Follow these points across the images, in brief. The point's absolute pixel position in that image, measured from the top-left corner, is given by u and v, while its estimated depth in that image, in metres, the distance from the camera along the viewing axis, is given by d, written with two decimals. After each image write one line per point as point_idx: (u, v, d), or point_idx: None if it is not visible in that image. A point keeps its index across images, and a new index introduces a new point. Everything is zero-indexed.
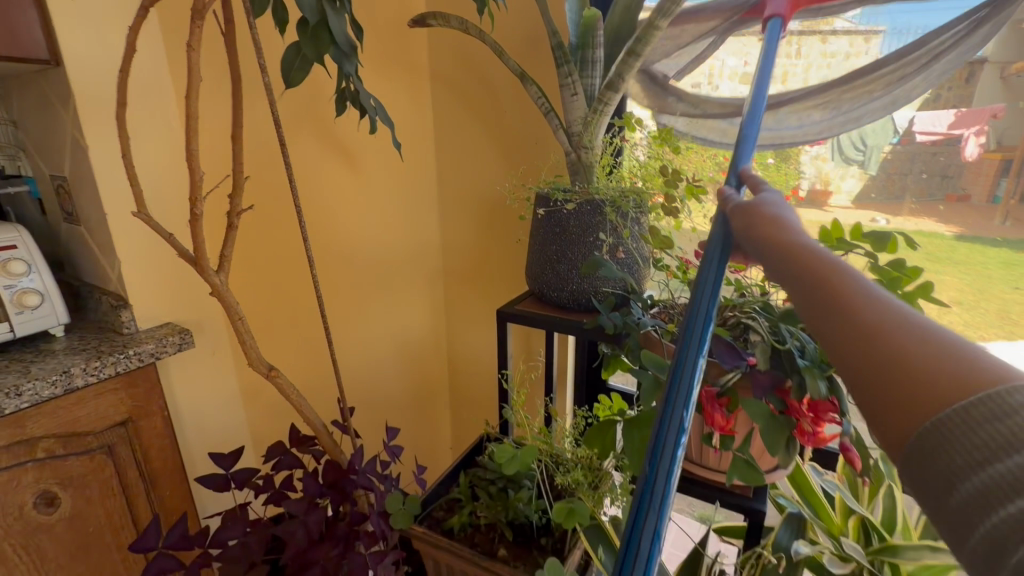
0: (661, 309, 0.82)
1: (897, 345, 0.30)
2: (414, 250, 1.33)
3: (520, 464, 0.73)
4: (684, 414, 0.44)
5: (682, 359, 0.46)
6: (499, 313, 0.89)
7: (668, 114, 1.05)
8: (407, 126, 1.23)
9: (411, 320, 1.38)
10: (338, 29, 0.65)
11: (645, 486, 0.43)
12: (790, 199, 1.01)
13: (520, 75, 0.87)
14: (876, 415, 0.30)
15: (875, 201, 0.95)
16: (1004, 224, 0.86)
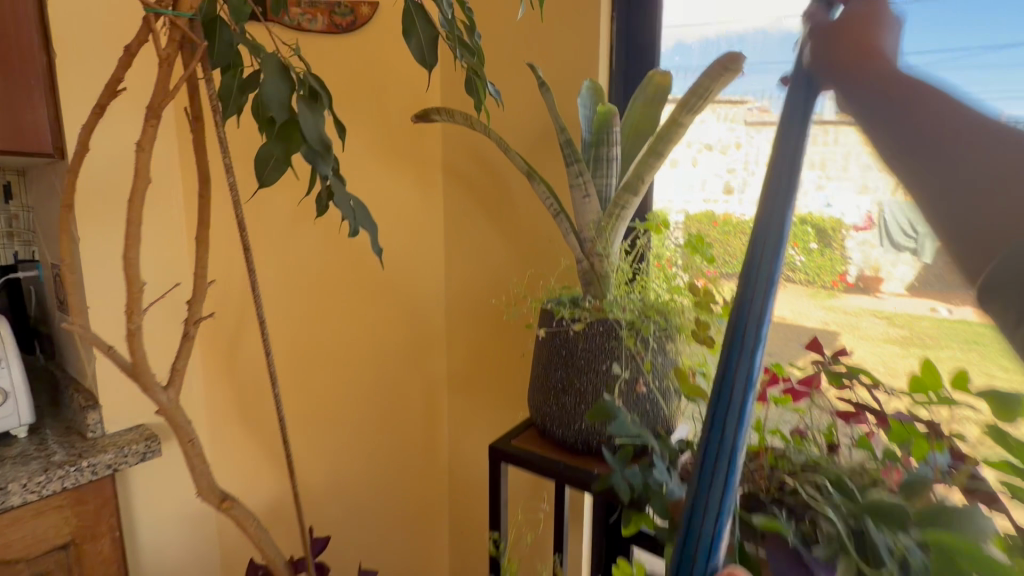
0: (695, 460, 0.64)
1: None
2: (415, 351, 1.20)
3: None
4: (748, 383, 0.40)
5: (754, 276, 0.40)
6: (492, 450, 0.73)
7: (706, 202, 0.90)
8: (416, 220, 1.16)
9: (407, 429, 1.22)
10: (310, 127, 0.57)
11: (696, 499, 0.39)
12: (836, 285, 0.84)
13: (526, 172, 0.77)
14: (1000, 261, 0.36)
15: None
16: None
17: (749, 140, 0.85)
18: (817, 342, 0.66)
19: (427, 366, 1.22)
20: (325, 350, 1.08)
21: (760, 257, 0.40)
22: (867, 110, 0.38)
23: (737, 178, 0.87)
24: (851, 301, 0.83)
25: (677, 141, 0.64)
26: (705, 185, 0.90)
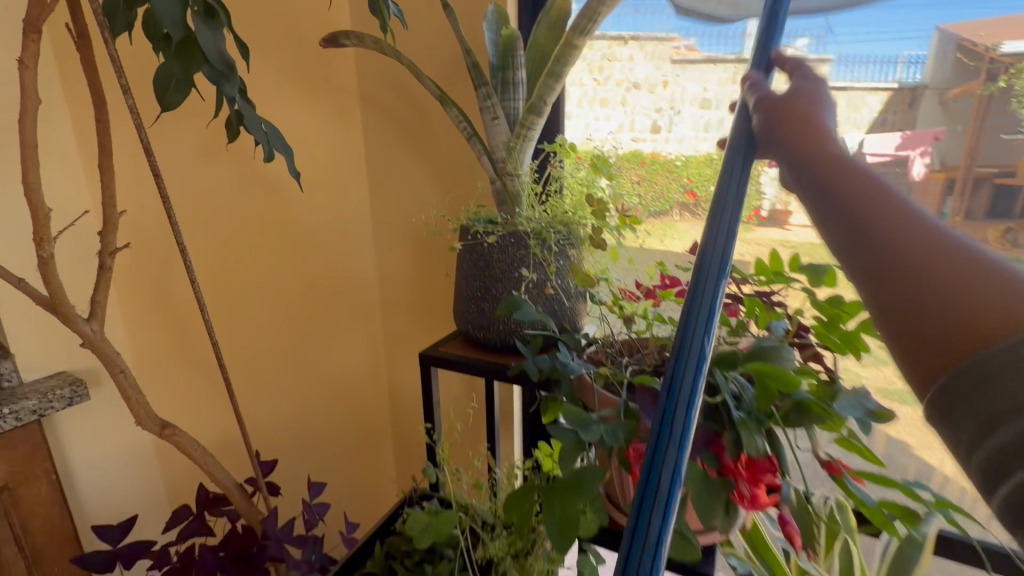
0: (599, 350, 0.75)
1: (941, 263, 0.35)
2: (347, 286, 1.23)
3: (434, 534, 0.64)
4: (692, 399, 0.37)
5: (696, 303, 0.39)
6: (422, 357, 0.80)
7: (634, 139, 0.98)
8: (337, 155, 1.15)
9: (346, 360, 1.27)
10: (210, 44, 0.57)
11: (637, 515, 0.35)
12: (751, 220, 0.90)
13: (439, 96, 0.80)
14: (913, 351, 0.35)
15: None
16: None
17: (675, 78, 0.93)
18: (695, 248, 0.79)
19: (360, 301, 1.25)
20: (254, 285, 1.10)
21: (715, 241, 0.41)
22: (811, 171, 0.42)
23: (663, 118, 0.95)
24: (764, 234, 0.90)
25: (574, 63, 0.69)
26: (634, 124, 0.97)
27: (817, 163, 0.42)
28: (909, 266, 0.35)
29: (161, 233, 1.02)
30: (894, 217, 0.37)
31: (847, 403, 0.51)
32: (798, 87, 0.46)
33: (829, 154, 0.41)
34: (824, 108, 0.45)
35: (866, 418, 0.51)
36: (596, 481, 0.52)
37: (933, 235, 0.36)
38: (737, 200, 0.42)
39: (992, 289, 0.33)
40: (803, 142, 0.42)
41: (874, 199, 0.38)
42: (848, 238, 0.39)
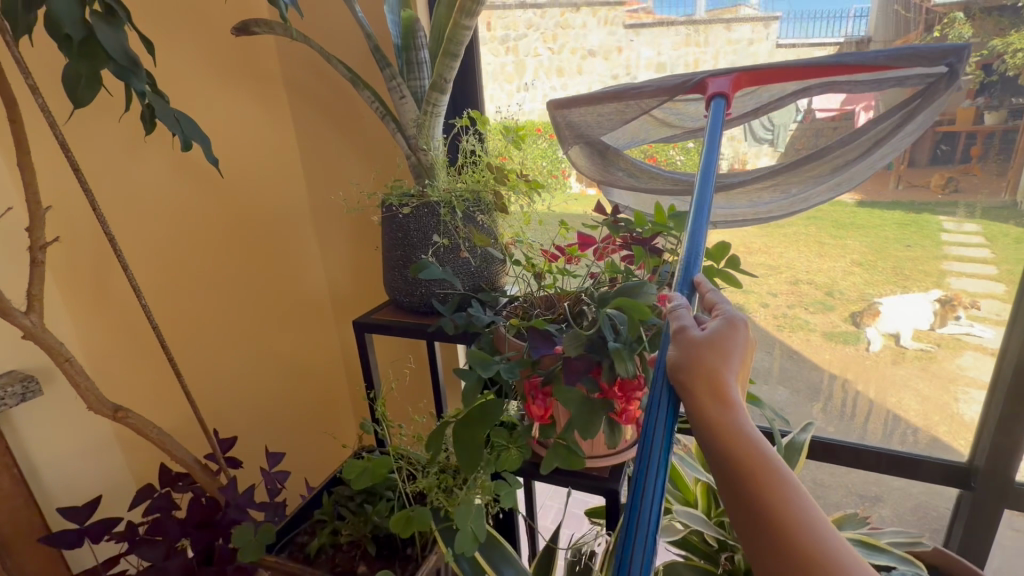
0: (524, 300, 0.83)
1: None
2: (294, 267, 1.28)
3: (370, 476, 0.72)
4: None
5: (637, 506, 0.45)
6: (355, 325, 0.86)
7: None
8: (266, 141, 1.18)
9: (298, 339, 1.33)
10: (111, 42, 0.61)
11: None
12: None
13: (351, 78, 0.84)
14: None
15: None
16: (898, 189, 0.89)
17: (629, 44, 1.00)
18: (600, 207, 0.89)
19: (305, 282, 1.30)
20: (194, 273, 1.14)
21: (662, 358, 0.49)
22: (715, 444, 0.43)
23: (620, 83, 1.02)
24: None
25: (467, 42, 0.74)
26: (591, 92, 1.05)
27: (715, 418, 0.43)
28: (793, 563, 0.37)
29: (95, 229, 1.05)
30: (776, 506, 0.39)
31: None
32: (718, 328, 0.48)
33: (725, 425, 0.43)
34: (731, 356, 0.46)
35: None
36: (497, 411, 0.61)
37: (805, 525, 0.38)
38: (663, 418, 0.47)
39: None
40: (702, 404, 0.44)
41: (758, 479, 0.40)
42: (740, 521, 0.41)
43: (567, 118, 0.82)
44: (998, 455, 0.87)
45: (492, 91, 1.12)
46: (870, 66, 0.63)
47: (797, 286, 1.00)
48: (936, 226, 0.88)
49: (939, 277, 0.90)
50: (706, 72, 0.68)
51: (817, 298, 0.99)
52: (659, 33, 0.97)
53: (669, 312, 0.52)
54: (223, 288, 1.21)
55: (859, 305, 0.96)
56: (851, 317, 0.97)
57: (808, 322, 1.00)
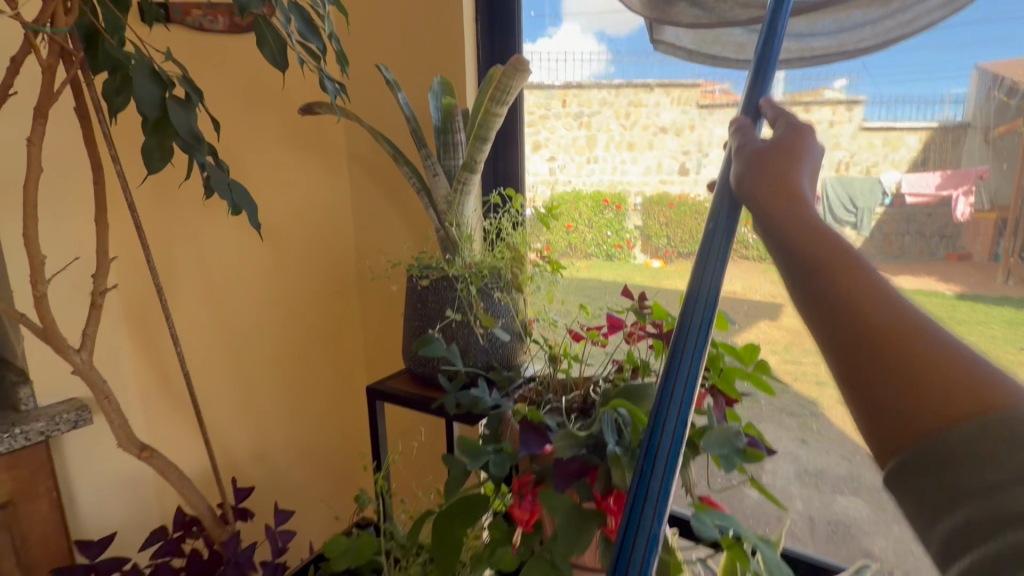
0: (540, 384, 0.79)
1: (918, 339, 0.35)
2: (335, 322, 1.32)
3: (352, 559, 0.68)
4: (674, 448, 0.40)
5: (679, 356, 0.42)
6: (369, 390, 0.86)
7: (661, 180, 1.00)
8: (323, 205, 1.27)
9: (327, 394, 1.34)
10: (179, 121, 0.69)
11: (620, 553, 0.37)
12: None
13: (393, 155, 0.89)
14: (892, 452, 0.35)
15: (876, 261, 0.84)
16: (1009, 284, 0.76)
17: (703, 122, 0.95)
18: (627, 289, 0.85)
19: (343, 338, 1.35)
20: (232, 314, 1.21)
21: (699, 289, 0.43)
22: (776, 233, 0.43)
23: (691, 159, 0.97)
24: None
25: (496, 127, 0.78)
26: (660, 167, 1.00)
27: (814, 242, 0.41)
28: (874, 337, 0.36)
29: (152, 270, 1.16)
30: (861, 284, 0.38)
31: (714, 440, 0.54)
32: (784, 133, 0.48)
33: (801, 214, 0.42)
34: (804, 165, 0.46)
35: (731, 453, 0.54)
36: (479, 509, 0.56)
37: (912, 324, 0.36)
38: (724, 234, 0.45)
39: (963, 371, 0.34)
40: (770, 207, 0.43)
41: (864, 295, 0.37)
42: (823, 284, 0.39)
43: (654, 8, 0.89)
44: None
45: (562, 161, 1.11)
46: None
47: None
48: None
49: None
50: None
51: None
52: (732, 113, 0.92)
53: (733, 130, 0.49)
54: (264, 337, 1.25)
55: None
56: None
57: None
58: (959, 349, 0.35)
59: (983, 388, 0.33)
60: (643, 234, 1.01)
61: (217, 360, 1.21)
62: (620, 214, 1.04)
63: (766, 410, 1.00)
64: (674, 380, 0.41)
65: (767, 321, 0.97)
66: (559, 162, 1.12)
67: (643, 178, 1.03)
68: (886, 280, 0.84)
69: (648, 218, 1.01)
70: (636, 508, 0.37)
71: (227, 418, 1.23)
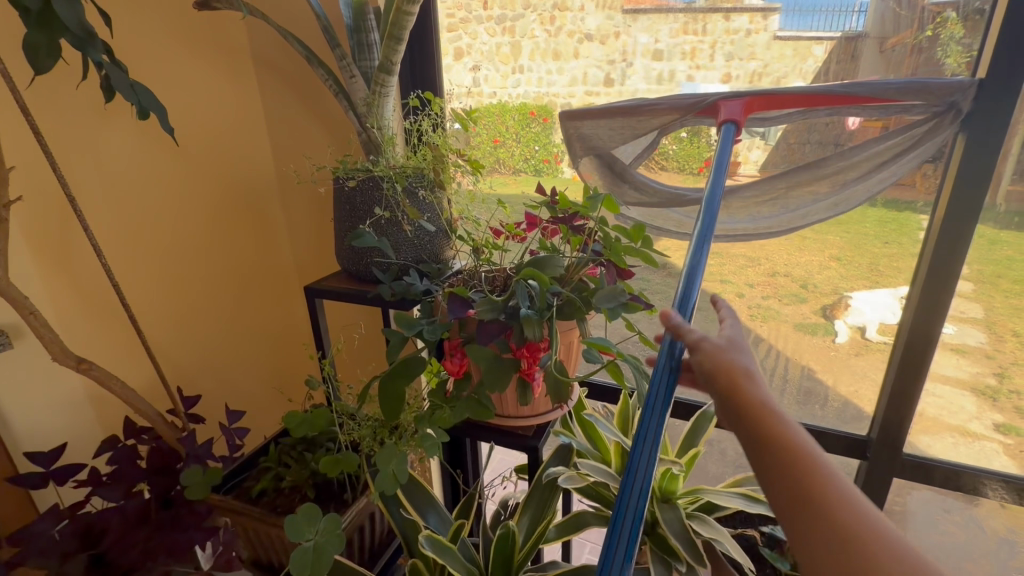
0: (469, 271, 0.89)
1: (853, 518, 0.40)
2: (256, 232, 1.32)
3: (309, 426, 0.79)
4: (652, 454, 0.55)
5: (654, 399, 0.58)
6: (308, 290, 0.92)
7: (586, 92, 1.12)
8: (234, 114, 1.22)
9: (260, 304, 1.38)
10: (65, 16, 0.65)
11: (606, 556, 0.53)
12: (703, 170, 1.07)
13: (307, 57, 0.88)
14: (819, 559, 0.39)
15: (780, 168, 1.05)
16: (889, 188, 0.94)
17: (626, 28, 1.06)
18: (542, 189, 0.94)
19: (270, 247, 1.36)
20: (152, 219, 1.15)
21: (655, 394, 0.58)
22: (750, 438, 0.46)
23: (616, 69, 1.09)
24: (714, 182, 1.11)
25: (410, 27, 0.80)
26: (586, 76, 1.11)
27: (746, 426, 0.47)
28: (808, 509, 0.41)
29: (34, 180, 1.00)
30: (817, 484, 0.42)
31: (605, 297, 0.68)
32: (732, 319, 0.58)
33: (746, 391, 0.48)
34: (739, 351, 0.53)
35: (618, 307, 0.68)
36: (418, 367, 0.68)
37: (841, 490, 0.42)
38: (671, 355, 0.59)
39: (890, 553, 0.38)
40: (727, 378, 0.50)
41: (849, 523, 0.40)
42: (768, 455, 0.45)
43: (575, 125, 0.95)
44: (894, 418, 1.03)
45: (485, 71, 1.17)
46: (880, 95, 0.75)
47: (774, 278, 1.12)
48: (914, 225, 0.95)
49: (910, 275, 0.99)
50: (719, 94, 0.80)
51: (791, 291, 1.12)
52: (655, 21, 1.03)
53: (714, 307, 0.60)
54: (188, 248, 1.22)
55: (830, 298, 1.08)
56: (823, 310, 1.10)
57: (780, 311, 1.13)
58: (867, 511, 0.41)
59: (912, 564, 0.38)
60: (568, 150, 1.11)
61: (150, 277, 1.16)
62: (547, 127, 1.15)
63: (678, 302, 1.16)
64: (657, 393, 0.58)
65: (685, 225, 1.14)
66: (482, 72, 1.18)
67: (569, 89, 1.14)
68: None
69: None
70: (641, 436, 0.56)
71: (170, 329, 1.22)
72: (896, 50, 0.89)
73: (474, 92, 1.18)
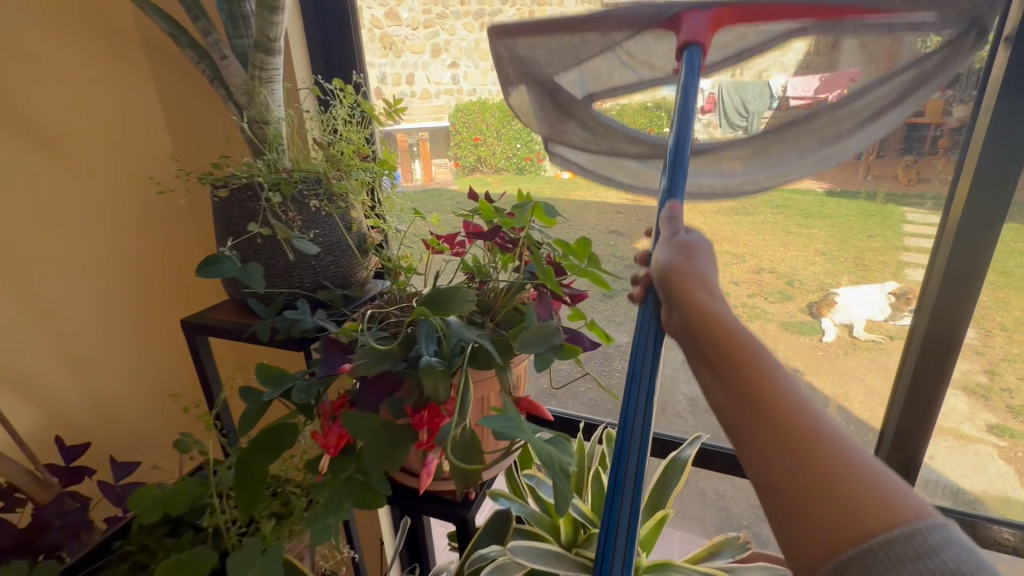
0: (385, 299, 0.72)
1: (812, 432, 0.36)
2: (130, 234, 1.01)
3: (168, 506, 0.61)
4: (642, 444, 0.49)
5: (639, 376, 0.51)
6: (185, 324, 0.74)
7: None
8: (122, 113, 0.97)
9: (141, 328, 1.06)
10: None
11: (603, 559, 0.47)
12: None
13: (170, 32, 0.70)
14: (775, 479, 0.35)
15: (757, 169, 0.82)
16: (866, 179, 0.84)
17: None
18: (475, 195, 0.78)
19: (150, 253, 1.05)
20: None
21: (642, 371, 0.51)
22: (710, 357, 0.43)
23: None
24: None
25: None
26: None
27: (724, 365, 0.41)
28: (768, 419, 0.37)
29: None
30: (780, 401, 0.38)
31: (533, 339, 0.51)
32: (692, 239, 0.53)
33: (707, 309, 0.45)
34: (704, 272, 0.49)
35: (549, 352, 0.52)
36: (289, 438, 0.52)
37: (805, 404, 0.37)
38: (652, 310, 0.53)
39: (855, 473, 0.33)
40: (692, 294, 0.47)
41: (807, 438, 0.35)
42: (726, 370, 0.41)
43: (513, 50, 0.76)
44: (907, 435, 0.87)
45: (465, 68, 1.00)
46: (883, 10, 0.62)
47: (760, 275, 0.96)
48: (899, 217, 0.84)
49: (896, 268, 0.86)
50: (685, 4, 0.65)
51: (777, 287, 0.95)
52: None
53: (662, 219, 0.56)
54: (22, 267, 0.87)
55: (818, 295, 0.93)
56: (810, 306, 0.94)
57: (766, 312, 0.96)
58: (834, 429, 0.36)
59: (881, 485, 0.33)
60: None
61: (24, 319, 0.89)
62: None
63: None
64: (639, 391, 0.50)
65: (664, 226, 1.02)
66: (461, 70, 1.01)
67: None
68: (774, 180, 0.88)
69: None
70: (625, 439, 0.49)
71: (56, 386, 0.95)
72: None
73: (454, 90, 1.02)
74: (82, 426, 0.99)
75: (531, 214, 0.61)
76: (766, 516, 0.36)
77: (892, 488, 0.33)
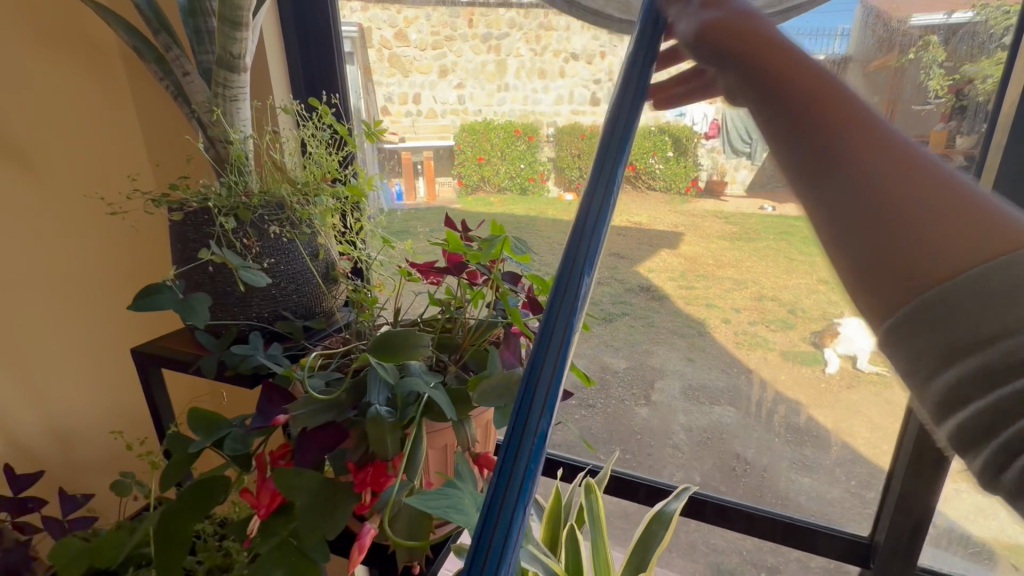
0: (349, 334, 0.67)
1: (908, 162, 0.31)
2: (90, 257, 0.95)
3: (93, 561, 0.55)
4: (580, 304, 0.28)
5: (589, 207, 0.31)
6: (135, 354, 0.69)
7: (573, 111, 0.91)
8: (99, 131, 0.92)
9: (107, 354, 1.00)
10: None
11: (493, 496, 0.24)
12: (690, 191, 0.90)
13: (134, 48, 0.66)
14: (863, 239, 0.31)
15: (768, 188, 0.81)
16: None
17: None
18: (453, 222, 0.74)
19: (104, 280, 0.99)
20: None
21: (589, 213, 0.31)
22: (787, 133, 0.35)
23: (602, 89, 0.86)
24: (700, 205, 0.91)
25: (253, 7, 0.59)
26: (573, 96, 0.90)
27: (779, 86, 0.36)
28: (856, 165, 0.31)
29: None
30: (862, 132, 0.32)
31: (494, 389, 0.46)
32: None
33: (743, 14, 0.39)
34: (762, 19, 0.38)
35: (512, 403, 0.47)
36: (219, 492, 0.47)
37: (896, 143, 0.31)
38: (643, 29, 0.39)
39: (948, 203, 0.29)
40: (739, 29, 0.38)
41: (897, 183, 0.30)
42: (799, 135, 0.34)
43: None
44: (917, 476, 0.85)
45: (470, 89, 0.97)
46: None
47: (762, 302, 0.93)
48: None
49: None
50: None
51: (780, 317, 0.91)
52: None
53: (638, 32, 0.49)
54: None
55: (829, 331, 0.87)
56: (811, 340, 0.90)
57: (769, 341, 0.93)
58: (933, 166, 0.30)
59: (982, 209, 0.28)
60: (556, 167, 0.94)
61: None
62: (534, 145, 0.96)
63: (660, 333, 1.00)
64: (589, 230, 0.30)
65: (668, 250, 0.95)
66: (468, 91, 0.98)
67: (556, 107, 0.94)
68: (774, 207, 0.83)
69: (562, 150, 0.93)
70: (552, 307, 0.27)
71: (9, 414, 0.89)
72: (880, 75, 0.69)
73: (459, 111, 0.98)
74: (38, 457, 0.92)
75: (501, 246, 0.57)
76: (861, 276, 0.31)
77: (981, 194, 0.29)
